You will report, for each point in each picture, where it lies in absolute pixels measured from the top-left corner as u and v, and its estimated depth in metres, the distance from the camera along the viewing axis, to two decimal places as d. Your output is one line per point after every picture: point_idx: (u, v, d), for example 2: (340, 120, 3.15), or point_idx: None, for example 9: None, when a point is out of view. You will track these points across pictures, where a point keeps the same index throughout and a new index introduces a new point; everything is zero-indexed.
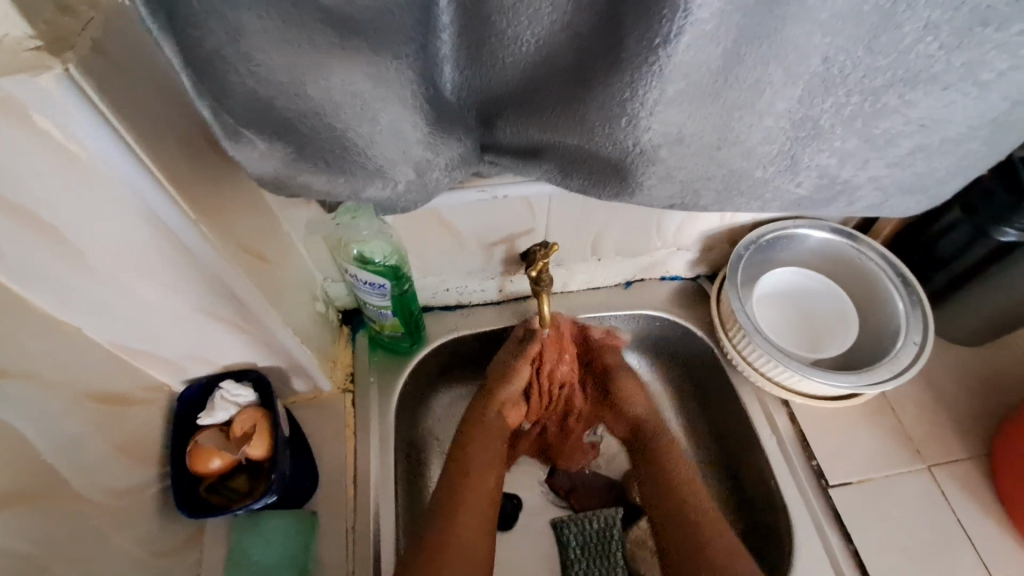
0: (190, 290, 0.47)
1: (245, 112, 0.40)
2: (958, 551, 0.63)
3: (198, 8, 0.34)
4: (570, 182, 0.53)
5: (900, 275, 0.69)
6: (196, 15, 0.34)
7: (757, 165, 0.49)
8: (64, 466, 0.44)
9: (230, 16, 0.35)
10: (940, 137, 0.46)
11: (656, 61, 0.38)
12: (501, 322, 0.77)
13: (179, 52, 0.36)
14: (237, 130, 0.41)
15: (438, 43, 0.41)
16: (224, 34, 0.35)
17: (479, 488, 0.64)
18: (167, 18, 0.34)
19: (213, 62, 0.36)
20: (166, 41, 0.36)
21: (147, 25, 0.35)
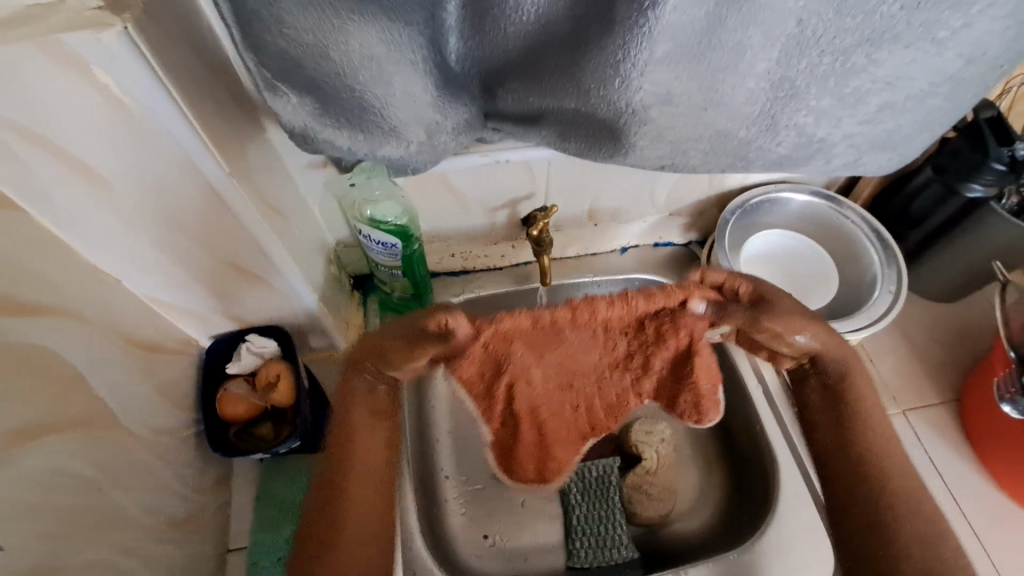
0: (219, 242, 0.51)
1: (274, 65, 0.44)
2: (928, 485, 0.69)
3: None
4: (568, 145, 0.58)
5: (874, 231, 0.74)
6: None
7: (740, 125, 0.54)
8: (113, 403, 0.49)
9: None
10: (905, 94, 0.50)
11: (645, 22, 0.43)
12: (503, 286, 0.82)
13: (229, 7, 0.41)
14: (272, 84, 0.46)
15: (444, 14, 0.46)
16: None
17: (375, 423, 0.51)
18: None
19: (252, 21, 0.41)
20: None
21: None
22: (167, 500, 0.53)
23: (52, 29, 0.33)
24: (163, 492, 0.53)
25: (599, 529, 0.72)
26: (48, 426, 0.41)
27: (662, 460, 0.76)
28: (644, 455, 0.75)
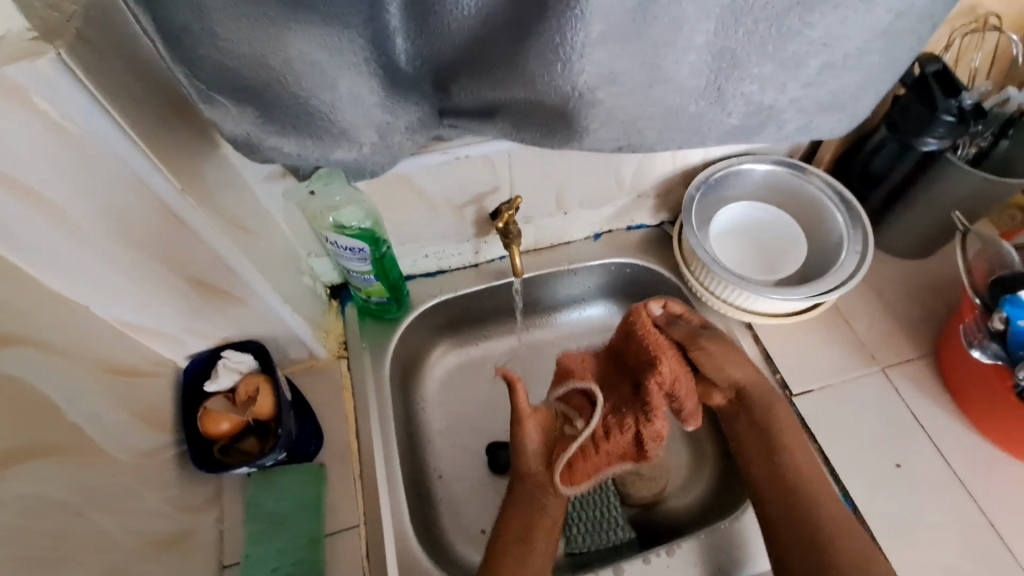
0: (184, 260, 0.52)
1: (210, 78, 0.44)
2: (913, 439, 0.70)
3: None
4: (522, 134, 0.58)
5: (839, 194, 0.75)
6: None
7: (688, 98, 0.55)
8: (89, 428, 0.49)
9: None
10: (843, 53, 0.51)
11: (576, 3, 0.44)
12: (480, 282, 0.82)
13: (152, 24, 0.41)
14: (208, 95, 0.46)
15: (387, 15, 0.46)
16: (189, 12, 0.40)
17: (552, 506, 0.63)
18: None
19: (181, 35, 0.41)
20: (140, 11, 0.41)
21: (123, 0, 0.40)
22: (155, 521, 0.53)
23: None
24: (149, 514, 0.53)
25: (594, 510, 0.74)
26: (21, 453, 0.42)
27: None
28: None
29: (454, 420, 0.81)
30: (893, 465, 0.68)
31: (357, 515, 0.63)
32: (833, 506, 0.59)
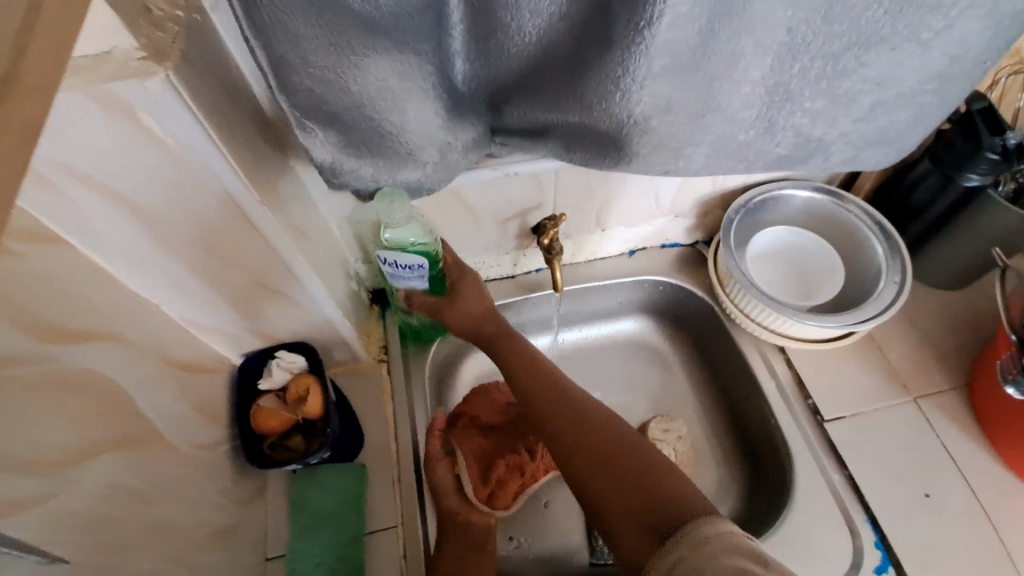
0: (248, 262, 0.55)
1: (300, 105, 0.47)
2: (943, 470, 0.70)
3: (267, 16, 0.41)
4: (573, 155, 0.60)
5: (878, 224, 0.76)
6: (264, 20, 0.41)
7: (739, 129, 0.56)
8: (158, 419, 0.52)
9: (289, 27, 0.41)
10: (896, 92, 0.53)
11: (642, 40, 0.45)
12: (516, 294, 0.84)
13: (264, 54, 0.44)
14: (301, 123, 0.49)
15: (450, 39, 0.48)
16: (286, 43, 0.42)
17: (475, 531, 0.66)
18: (254, 29, 0.42)
19: (281, 67, 0.44)
20: (253, 46, 0.43)
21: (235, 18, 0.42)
22: (211, 512, 0.56)
23: (99, 80, 0.37)
24: (206, 504, 0.55)
25: None
26: (102, 444, 0.44)
27: (679, 457, 0.80)
28: (664, 453, 0.79)
29: None
30: (923, 495, 0.68)
31: (395, 517, 0.66)
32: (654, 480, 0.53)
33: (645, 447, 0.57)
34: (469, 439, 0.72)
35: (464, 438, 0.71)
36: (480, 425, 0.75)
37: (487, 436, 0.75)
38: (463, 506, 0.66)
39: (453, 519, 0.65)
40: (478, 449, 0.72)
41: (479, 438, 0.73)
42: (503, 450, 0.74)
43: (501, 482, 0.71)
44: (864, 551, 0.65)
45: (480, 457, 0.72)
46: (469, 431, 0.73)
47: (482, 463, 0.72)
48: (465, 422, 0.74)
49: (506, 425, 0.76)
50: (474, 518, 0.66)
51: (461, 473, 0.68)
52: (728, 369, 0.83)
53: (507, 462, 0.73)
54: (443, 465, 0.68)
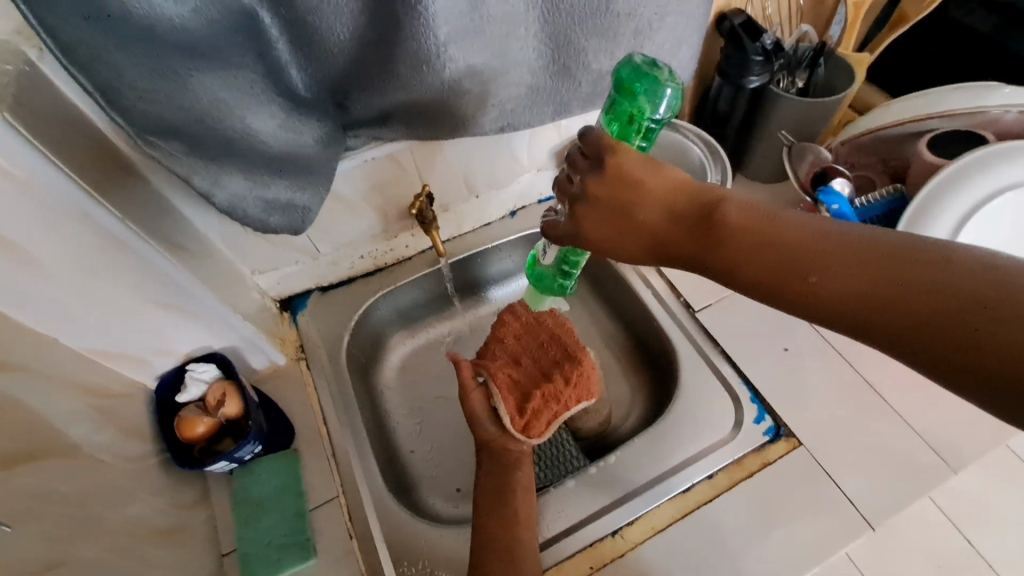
0: (133, 282, 0.60)
1: (143, 125, 0.53)
2: (798, 326, 0.82)
3: (86, 53, 0.46)
4: (415, 129, 0.71)
5: (699, 135, 0.89)
6: (85, 58, 0.46)
7: (540, 76, 0.67)
8: (78, 436, 0.56)
9: (106, 59, 0.47)
10: (648, 20, 0.64)
11: (421, 14, 0.54)
12: (416, 272, 0.92)
13: (88, 80, 0.48)
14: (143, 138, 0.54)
15: (275, 51, 0.56)
16: (109, 73, 0.48)
17: (517, 463, 0.70)
18: (75, 62, 0.47)
19: (110, 94, 0.49)
20: (78, 76, 0.48)
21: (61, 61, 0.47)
22: (150, 515, 0.60)
23: None
24: (143, 509, 0.60)
25: (551, 448, 0.84)
26: (29, 452, 0.49)
27: None
28: None
29: (413, 402, 0.90)
30: (783, 349, 0.80)
31: (334, 489, 0.71)
32: (832, 251, 0.43)
33: (740, 227, 0.45)
34: (494, 367, 0.74)
35: (494, 364, 0.75)
36: (510, 351, 0.77)
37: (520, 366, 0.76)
38: (498, 435, 0.71)
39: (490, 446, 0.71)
40: (510, 369, 0.75)
41: (507, 365, 0.75)
42: (538, 379, 0.74)
43: (535, 412, 0.71)
44: (743, 407, 0.76)
45: (517, 377, 0.75)
46: (500, 358, 0.76)
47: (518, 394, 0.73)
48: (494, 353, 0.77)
49: (544, 352, 0.77)
50: (510, 445, 0.71)
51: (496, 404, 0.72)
52: (616, 292, 0.93)
53: (543, 391, 0.72)
54: (473, 397, 0.73)
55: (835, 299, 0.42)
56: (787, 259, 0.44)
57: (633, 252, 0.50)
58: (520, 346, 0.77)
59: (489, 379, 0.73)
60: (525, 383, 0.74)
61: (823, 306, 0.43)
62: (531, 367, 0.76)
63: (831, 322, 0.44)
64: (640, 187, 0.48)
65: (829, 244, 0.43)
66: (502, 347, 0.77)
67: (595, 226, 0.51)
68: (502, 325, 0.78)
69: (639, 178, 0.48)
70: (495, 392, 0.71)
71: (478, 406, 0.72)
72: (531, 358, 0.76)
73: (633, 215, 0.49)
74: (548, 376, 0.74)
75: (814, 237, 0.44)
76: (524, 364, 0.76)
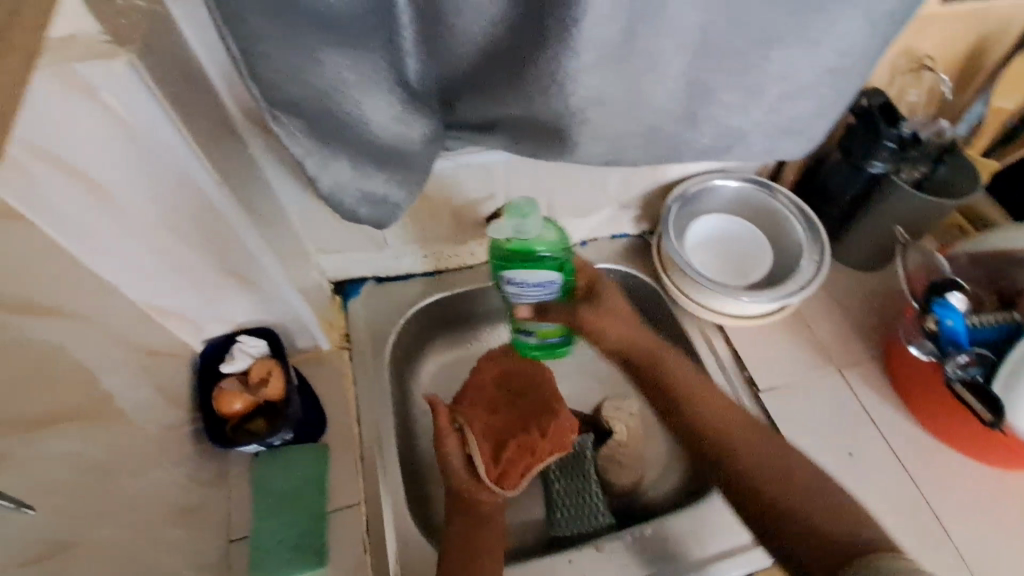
0: (212, 247, 0.57)
1: (275, 99, 0.51)
2: (863, 432, 0.77)
3: (234, 13, 0.45)
4: (521, 146, 0.65)
5: (799, 210, 0.83)
6: (234, 19, 0.45)
7: (667, 119, 0.62)
8: (118, 397, 0.53)
9: (247, 23, 0.46)
10: (798, 86, 0.59)
11: (571, 36, 0.50)
12: (474, 283, 0.88)
13: (235, 45, 0.47)
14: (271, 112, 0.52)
15: (403, 40, 0.53)
16: (246, 35, 0.46)
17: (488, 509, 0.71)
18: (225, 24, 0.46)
19: (251, 61, 0.48)
20: (227, 39, 0.47)
21: (213, 22, 0.46)
22: (171, 488, 0.57)
23: (66, 61, 0.39)
24: (166, 482, 0.57)
25: (576, 500, 0.79)
26: (61, 418, 0.46)
27: (632, 434, 0.85)
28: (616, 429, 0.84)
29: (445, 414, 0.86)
30: (846, 454, 0.75)
31: (356, 495, 0.68)
32: (756, 443, 0.67)
33: (710, 406, 0.71)
34: (476, 411, 0.78)
35: (472, 406, 0.78)
36: (487, 399, 0.80)
37: (496, 414, 0.79)
38: (471, 485, 0.72)
39: (462, 496, 0.71)
40: (485, 411, 0.79)
41: (484, 410, 0.79)
42: (515, 429, 0.77)
43: (512, 462, 0.74)
44: None
45: (494, 423, 0.78)
46: (476, 403, 0.79)
47: (494, 441, 0.76)
48: (470, 396, 0.80)
49: (521, 403, 0.80)
50: (482, 494, 0.71)
51: (471, 450, 0.74)
52: (675, 349, 0.89)
53: (519, 441, 0.75)
54: (447, 440, 0.74)
55: (741, 468, 0.65)
56: (778, 454, 0.66)
57: (697, 418, 0.71)
58: (498, 395, 0.81)
59: (469, 409, 0.78)
60: (504, 426, 0.78)
61: (745, 477, 0.65)
62: (507, 417, 0.79)
63: (738, 490, 0.65)
64: (700, 386, 0.73)
65: (758, 441, 0.67)
66: (479, 393, 0.80)
67: (688, 375, 0.74)
68: (478, 372, 0.81)
69: (671, 367, 0.75)
70: (473, 432, 0.75)
71: (451, 449, 0.73)
72: (509, 406, 0.80)
73: (669, 393, 0.74)
74: (526, 428, 0.77)
75: (738, 426, 0.69)
76: (501, 411, 0.80)
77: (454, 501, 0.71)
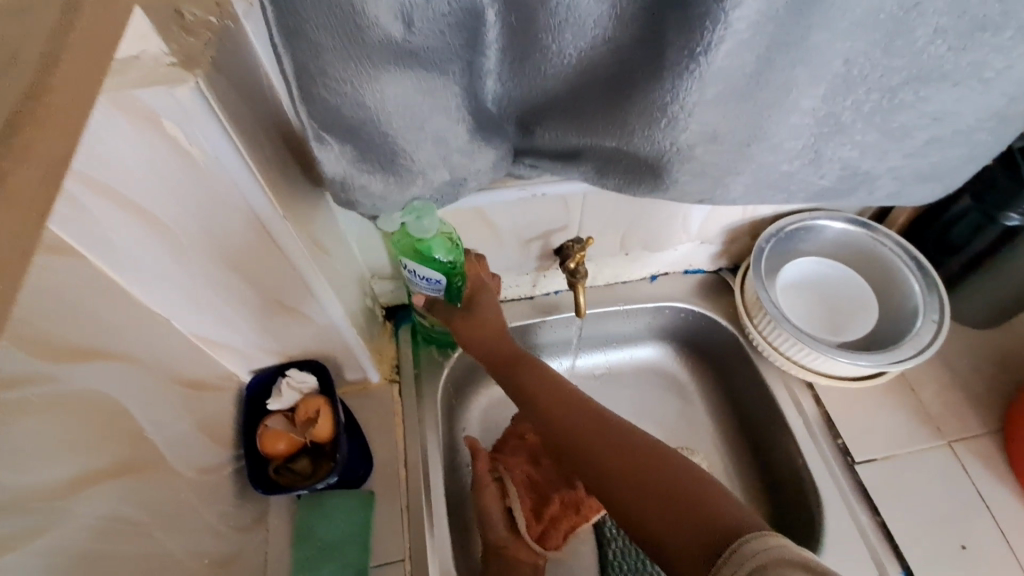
0: (267, 279, 0.52)
1: (323, 120, 0.45)
2: (978, 522, 0.67)
3: (300, 26, 0.38)
4: (605, 180, 0.58)
5: (914, 260, 0.73)
6: (299, 31, 0.39)
7: (784, 159, 0.53)
8: (161, 443, 0.48)
9: (311, 37, 0.39)
10: (952, 129, 0.50)
11: (695, 67, 0.43)
12: (533, 316, 0.82)
13: (289, 61, 0.41)
14: (319, 134, 0.46)
15: (483, 60, 0.46)
16: (309, 52, 0.40)
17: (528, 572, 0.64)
18: (285, 36, 0.39)
19: (302, 77, 0.41)
20: (280, 53, 0.41)
21: (269, 37, 0.40)
22: (210, 540, 0.53)
23: (126, 85, 0.34)
24: (205, 533, 0.52)
25: (637, 562, 0.72)
26: (102, 472, 0.41)
27: None
28: None
29: None
30: (958, 547, 0.65)
31: (402, 550, 0.63)
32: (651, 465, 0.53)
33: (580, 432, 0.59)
34: (516, 459, 0.73)
35: (512, 455, 0.74)
36: (530, 448, 0.75)
37: (537, 466, 0.74)
38: (511, 542, 0.65)
39: (499, 554, 0.64)
40: (527, 461, 0.73)
41: (526, 460, 0.73)
42: (559, 483, 0.72)
43: (554, 520, 0.69)
44: None
45: (535, 476, 0.73)
46: (517, 452, 0.74)
47: (535, 497, 0.71)
48: (512, 444, 0.75)
49: None
50: (523, 555, 0.65)
51: (512, 503, 0.68)
52: (752, 403, 0.80)
53: (563, 498, 0.70)
54: (486, 489, 0.68)
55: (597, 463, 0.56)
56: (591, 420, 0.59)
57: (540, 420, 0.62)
58: (541, 445, 0.75)
59: (508, 458, 0.73)
60: (546, 479, 0.72)
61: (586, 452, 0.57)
62: (551, 469, 0.73)
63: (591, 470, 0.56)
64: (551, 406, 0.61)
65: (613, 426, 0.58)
66: (522, 443, 0.75)
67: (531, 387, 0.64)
68: (522, 417, 0.77)
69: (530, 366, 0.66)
70: (513, 483, 0.69)
71: (492, 501, 0.68)
72: (553, 457, 0.74)
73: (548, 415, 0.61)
74: (571, 481, 0.72)
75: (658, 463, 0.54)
76: (544, 462, 0.74)
77: (492, 557, 0.64)
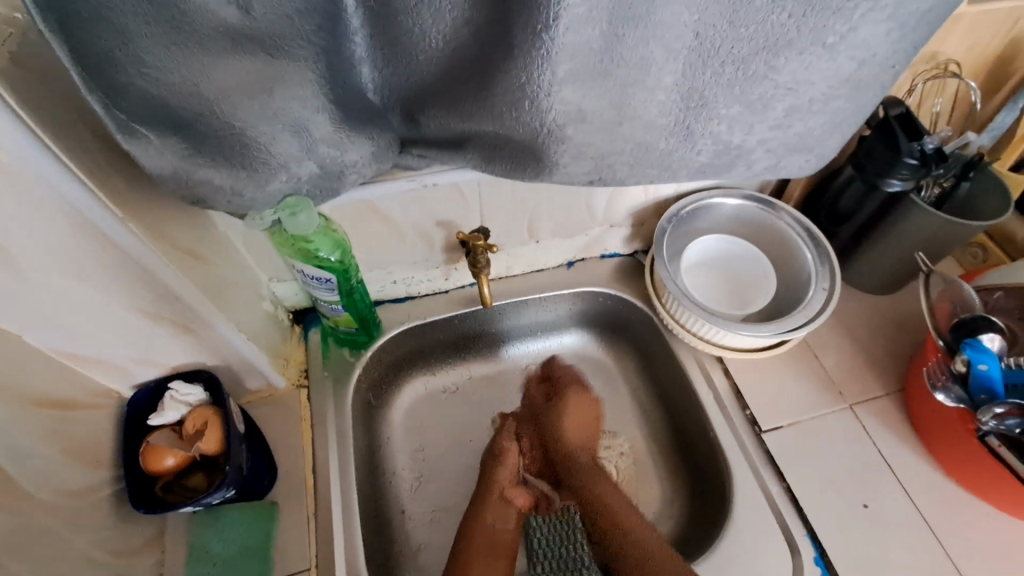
0: (132, 292, 0.50)
1: (137, 111, 0.41)
2: (879, 479, 0.69)
3: (84, 7, 0.35)
4: (494, 167, 0.56)
5: (807, 230, 0.75)
6: (84, 16, 0.35)
7: (658, 136, 0.54)
8: (14, 470, 0.45)
9: (114, 22, 0.36)
10: (808, 98, 0.51)
11: (541, 45, 0.43)
12: (447, 310, 0.81)
13: (65, 49, 0.36)
14: (128, 126, 0.41)
15: (351, 45, 0.46)
16: (112, 38, 0.36)
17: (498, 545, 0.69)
18: (57, 24, 0.35)
19: (102, 64, 0.37)
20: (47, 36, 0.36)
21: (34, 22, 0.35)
22: (85, 567, 0.50)
23: None
24: (77, 561, 0.49)
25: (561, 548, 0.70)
26: None
27: (620, 474, 0.79)
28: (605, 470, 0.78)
29: (415, 453, 0.78)
30: (860, 505, 0.67)
31: (307, 559, 0.61)
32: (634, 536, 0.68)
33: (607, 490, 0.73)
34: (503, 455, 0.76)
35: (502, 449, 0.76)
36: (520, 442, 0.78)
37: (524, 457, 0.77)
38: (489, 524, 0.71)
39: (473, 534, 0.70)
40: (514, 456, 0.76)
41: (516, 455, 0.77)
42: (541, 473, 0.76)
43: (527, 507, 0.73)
44: (803, 568, 0.64)
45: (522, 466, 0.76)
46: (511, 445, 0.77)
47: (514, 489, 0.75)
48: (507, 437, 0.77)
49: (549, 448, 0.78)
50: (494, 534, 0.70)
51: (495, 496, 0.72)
52: (670, 381, 0.81)
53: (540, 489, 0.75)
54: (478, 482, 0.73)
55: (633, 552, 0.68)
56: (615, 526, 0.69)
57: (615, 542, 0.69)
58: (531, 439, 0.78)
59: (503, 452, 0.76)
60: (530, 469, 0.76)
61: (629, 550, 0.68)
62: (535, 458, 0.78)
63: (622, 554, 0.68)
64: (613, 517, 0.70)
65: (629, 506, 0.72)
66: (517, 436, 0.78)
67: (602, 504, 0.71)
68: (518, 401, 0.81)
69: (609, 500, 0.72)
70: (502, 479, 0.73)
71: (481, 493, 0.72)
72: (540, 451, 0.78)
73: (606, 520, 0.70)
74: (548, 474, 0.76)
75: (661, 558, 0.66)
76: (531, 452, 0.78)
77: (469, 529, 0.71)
